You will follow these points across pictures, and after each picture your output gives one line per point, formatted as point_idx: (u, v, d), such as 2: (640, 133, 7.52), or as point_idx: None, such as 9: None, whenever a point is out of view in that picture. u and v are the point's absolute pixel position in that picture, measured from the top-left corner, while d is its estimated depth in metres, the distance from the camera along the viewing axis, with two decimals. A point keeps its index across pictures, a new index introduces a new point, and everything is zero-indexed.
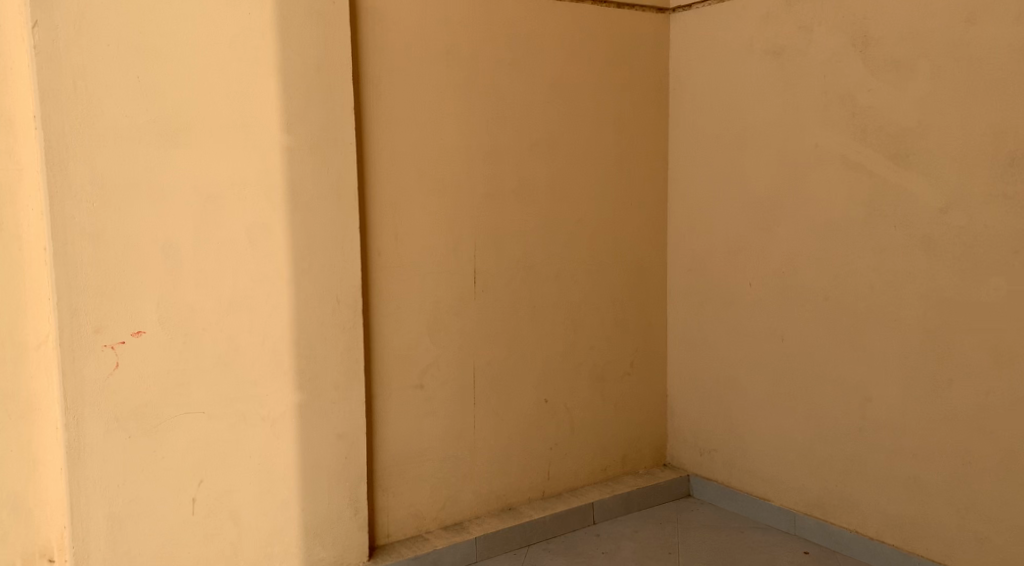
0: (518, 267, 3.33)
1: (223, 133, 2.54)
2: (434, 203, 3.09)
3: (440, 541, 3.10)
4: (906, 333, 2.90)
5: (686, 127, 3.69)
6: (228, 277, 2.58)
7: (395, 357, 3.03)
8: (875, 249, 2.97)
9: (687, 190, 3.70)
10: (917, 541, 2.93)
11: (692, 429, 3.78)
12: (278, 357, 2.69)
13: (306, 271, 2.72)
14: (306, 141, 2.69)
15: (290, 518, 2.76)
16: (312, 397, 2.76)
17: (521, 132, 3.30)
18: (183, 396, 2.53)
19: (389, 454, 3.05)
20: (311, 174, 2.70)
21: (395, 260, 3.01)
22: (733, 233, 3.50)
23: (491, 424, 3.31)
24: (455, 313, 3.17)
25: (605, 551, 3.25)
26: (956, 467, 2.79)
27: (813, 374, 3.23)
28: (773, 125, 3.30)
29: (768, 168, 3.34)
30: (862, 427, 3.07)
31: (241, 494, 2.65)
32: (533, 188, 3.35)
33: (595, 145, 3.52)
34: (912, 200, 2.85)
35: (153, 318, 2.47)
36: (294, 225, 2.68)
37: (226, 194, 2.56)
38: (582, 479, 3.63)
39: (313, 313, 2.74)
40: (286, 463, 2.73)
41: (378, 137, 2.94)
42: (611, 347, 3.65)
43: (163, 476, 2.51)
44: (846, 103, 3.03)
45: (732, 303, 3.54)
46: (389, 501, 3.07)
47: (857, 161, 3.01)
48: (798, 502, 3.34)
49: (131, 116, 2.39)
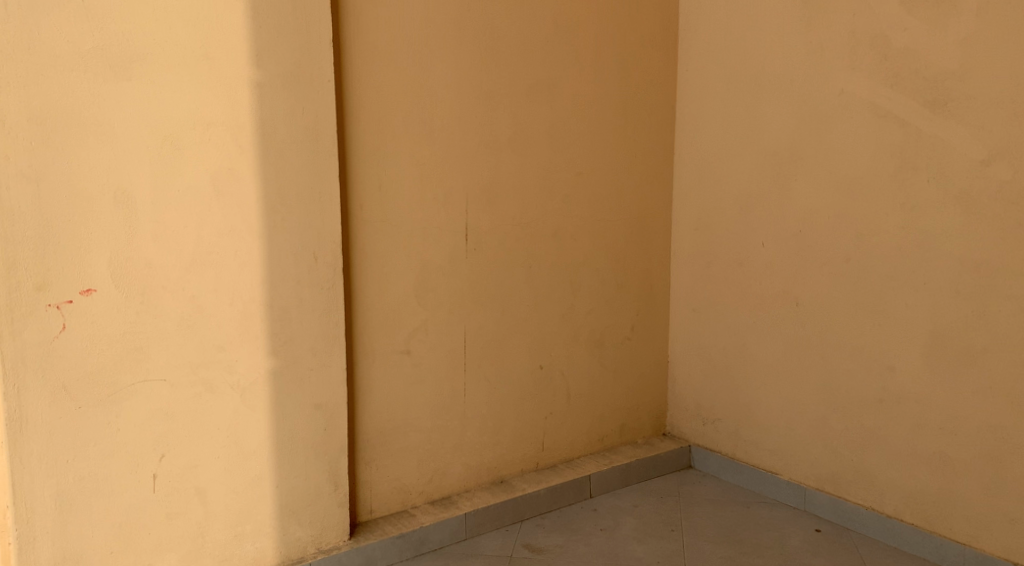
0: (513, 222, 3.06)
1: (182, 64, 2.25)
2: (422, 152, 2.80)
3: (427, 518, 2.87)
4: (936, 298, 2.66)
5: (697, 74, 3.42)
6: (190, 229, 2.30)
7: (379, 320, 2.77)
8: (904, 206, 2.72)
9: (695, 142, 3.45)
10: (940, 521, 2.73)
11: (695, 398, 3.57)
12: (248, 320, 2.43)
13: (279, 224, 2.45)
14: (277, 77, 2.40)
15: (264, 496, 2.52)
16: (286, 363, 2.51)
17: (518, 74, 3.00)
18: (140, 362, 2.27)
19: (372, 425, 2.80)
20: (283, 115, 2.42)
21: (379, 213, 2.73)
22: (746, 189, 3.25)
23: (483, 392, 3.07)
24: (445, 273, 2.90)
25: (603, 527, 3.03)
26: (987, 442, 2.58)
27: (828, 341, 3.00)
28: (793, 70, 3.03)
29: (786, 119, 3.07)
30: (882, 398, 2.85)
31: (207, 469, 2.40)
32: (531, 136, 3.07)
33: (598, 92, 3.24)
34: (949, 152, 2.59)
35: (105, 275, 2.20)
36: (265, 172, 2.41)
37: (187, 135, 2.27)
38: (578, 450, 3.40)
39: (287, 272, 2.48)
40: (258, 436, 2.48)
41: (359, 76, 2.64)
42: (611, 311, 3.42)
43: (119, 451, 2.26)
44: (878, 44, 2.76)
45: (742, 264, 3.30)
46: (372, 475, 2.84)
47: (888, 109, 2.74)
48: (809, 476, 3.14)
49: (73, 42, 2.09)
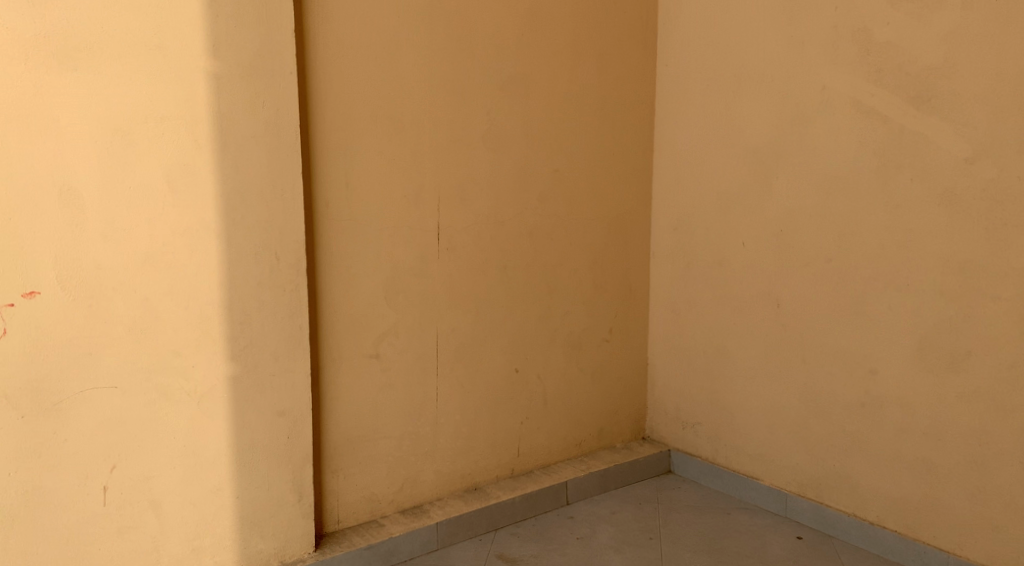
0: (487, 221, 2.96)
1: (132, 54, 2.14)
2: (391, 148, 2.70)
3: (397, 528, 2.76)
4: (920, 300, 2.59)
5: (676, 70, 3.33)
6: (142, 228, 2.19)
7: (346, 323, 2.67)
8: (887, 205, 2.65)
9: (674, 140, 3.37)
10: (923, 528, 2.65)
11: (675, 402, 3.48)
12: (205, 323, 2.32)
13: (239, 223, 2.34)
14: (235, 69, 2.29)
15: (223, 507, 2.41)
16: (246, 369, 2.40)
17: (491, 68, 2.91)
18: (89, 368, 2.15)
19: (339, 432, 2.70)
20: (242, 109, 2.31)
21: (346, 212, 2.62)
22: (726, 187, 3.17)
23: (456, 397, 2.97)
24: (416, 274, 2.80)
25: (580, 535, 2.94)
26: (971, 448, 2.51)
27: (810, 343, 2.93)
28: (774, 66, 2.95)
29: (766, 116, 2.99)
30: (865, 402, 2.78)
31: (162, 480, 2.29)
32: (505, 132, 2.97)
33: (574, 88, 3.15)
34: (933, 149, 2.52)
35: (51, 277, 2.08)
36: (223, 168, 2.30)
37: (138, 130, 2.16)
38: (554, 456, 3.31)
39: (247, 273, 2.37)
40: (217, 445, 2.37)
41: (324, 69, 2.53)
42: (588, 313, 3.33)
43: (66, 463, 2.14)
44: (860, 39, 2.68)
45: (722, 265, 3.22)
46: (339, 484, 2.73)
47: (870, 105, 2.67)
48: (790, 482, 3.06)
49: (14, 30, 1.99)
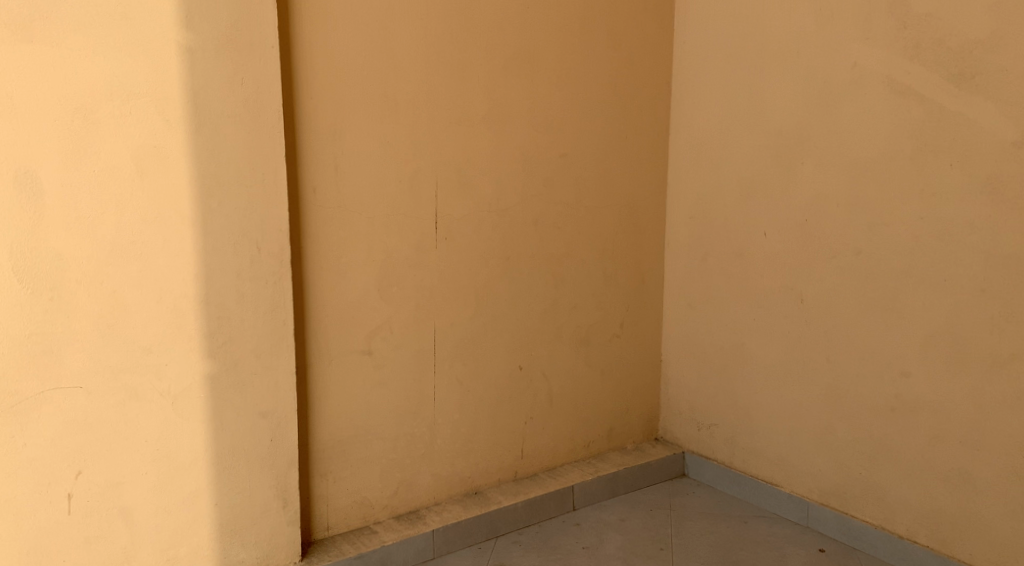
0: (489, 208, 2.77)
1: (96, 25, 1.96)
2: (385, 129, 2.51)
3: (390, 535, 2.59)
4: (958, 297, 2.38)
5: (694, 48, 3.12)
6: (108, 215, 2.02)
7: (336, 318, 2.49)
8: (923, 193, 2.43)
9: (691, 122, 3.16)
10: (958, 545, 2.44)
11: (690, 402, 3.29)
12: (179, 318, 2.14)
13: (215, 210, 2.16)
14: (210, 42, 2.10)
15: (200, 515, 2.24)
16: (225, 366, 2.22)
17: (493, 44, 2.70)
18: (51, 367, 1.99)
19: (327, 434, 2.52)
20: (219, 86, 2.12)
21: (334, 198, 2.44)
22: (747, 173, 2.96)
23: (455, 395, 2.79)
24: (412, 265, 2.61)
25: (586, 545, 2.76)
26: (1013, 459, 2.30)
27: (835, 342, 2.72)
28: (800, 41, 2.73)
29: (790, 96, 2.78)
30: (895, 407, 2.57)
31: (133, 486, 2.12)
32: (509, 112, 2.77)
33: (584, 66, 2.94)
34: (977, 132, 2.30)
35: (5, 267, 1.92)
36: (197, 150, 2.11)
37: (103, 108, 1.99)
38: (560, 458, 3.13)
39: (225, 264, 2.19)
40: (193, 449, 2.20)
41: (311, 44, 2.34)
42: (598, 307, 3.13)
43: (25, 468, 1.98)
44: (897, 11, 2.45)
45: (742, 257, 3.01)
46: (328, 488, 2.56)
47: (906, 84, 2.44)
48: (813, 490, 2.86)
49: None
